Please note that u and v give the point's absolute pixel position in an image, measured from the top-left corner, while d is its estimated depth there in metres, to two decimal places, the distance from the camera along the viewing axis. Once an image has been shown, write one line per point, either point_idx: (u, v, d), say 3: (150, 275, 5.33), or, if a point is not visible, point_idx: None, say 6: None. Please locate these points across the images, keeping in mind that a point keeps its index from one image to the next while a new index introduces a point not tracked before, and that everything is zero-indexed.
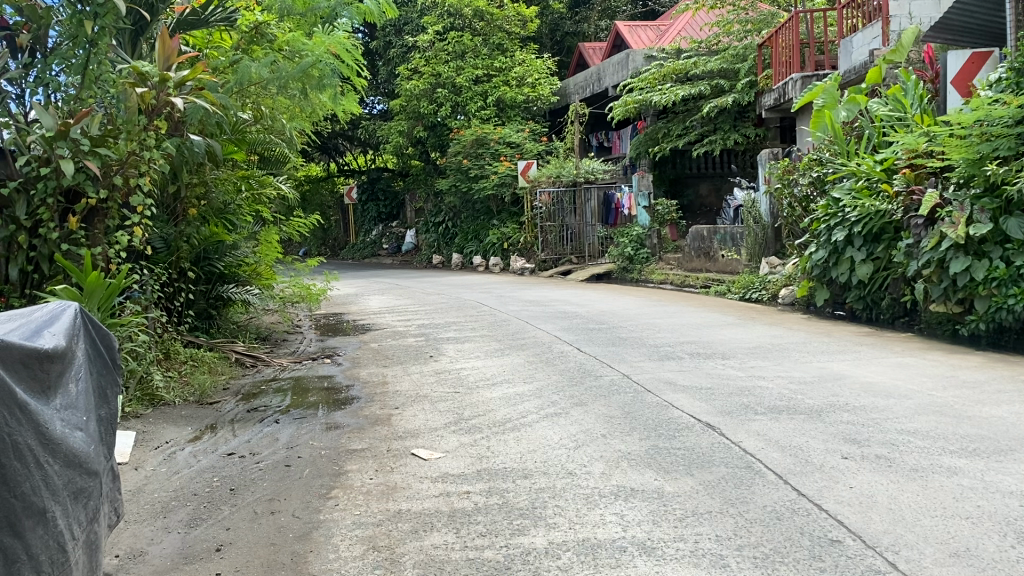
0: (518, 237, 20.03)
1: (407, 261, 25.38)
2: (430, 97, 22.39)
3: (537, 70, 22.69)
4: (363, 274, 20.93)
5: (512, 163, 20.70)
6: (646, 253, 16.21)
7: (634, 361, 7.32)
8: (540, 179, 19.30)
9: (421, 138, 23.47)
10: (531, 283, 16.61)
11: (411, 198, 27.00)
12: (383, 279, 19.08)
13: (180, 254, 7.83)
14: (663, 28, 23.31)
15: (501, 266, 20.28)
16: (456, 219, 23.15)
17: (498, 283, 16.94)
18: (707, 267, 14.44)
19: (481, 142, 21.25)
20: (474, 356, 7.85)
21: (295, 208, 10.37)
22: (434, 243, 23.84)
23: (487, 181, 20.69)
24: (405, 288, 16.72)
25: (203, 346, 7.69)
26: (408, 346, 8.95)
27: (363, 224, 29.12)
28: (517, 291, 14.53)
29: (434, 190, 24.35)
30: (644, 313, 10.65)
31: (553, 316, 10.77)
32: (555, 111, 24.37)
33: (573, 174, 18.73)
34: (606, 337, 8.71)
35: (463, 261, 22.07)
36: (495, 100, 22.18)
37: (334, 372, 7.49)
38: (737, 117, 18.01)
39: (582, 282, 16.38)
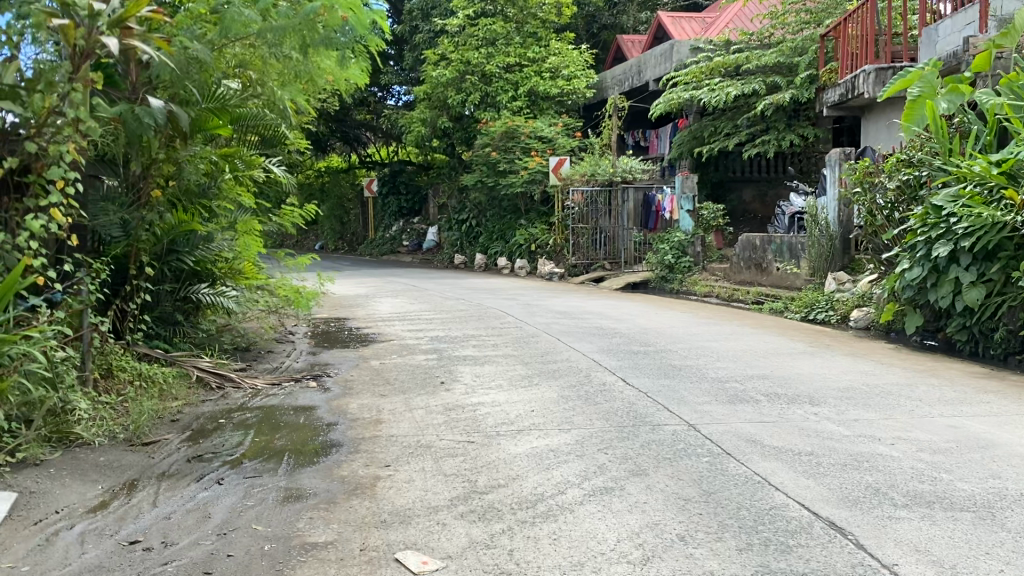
0: (547, 238, 18.46)
1: (428, 260, 23.87)
2: (457, 85, 20.88)
3: (572, 61, 21.12)
4: (378, 272, 19.45)
5: (543, 158, 19.11)
6: (689, 261, 14.53)
7: (695, 402, 5.72)
8: (572, 176, 17.68)
9: (447, 130, 21.98)
10: (560, 290, 15.05)
11: (433, 193, 25.51)
12: (399, 279, 17.61)
13: (141, 245, 6.46)
14: (709, 20, 21.65)
15: (527, 269, 18.74)
16: (481, 216, 21.64)
17: (524, 289, 15.39)
18: (758, 281, 12.79)
19: (511, 135, 19.69)
20: (493, 387, 6.28)
21: (290, 195, 8.86)
22: (456, 241, 22.36)
23: (516, 177, 19.12)
24: (422, 289, 15.20)
25: (158, 360, 6.28)
26: (416, 366, 7.38)
27: (383, 219, 27.65)
28: (546, 299, 12.98)
29: (458, 185, 22.86)
30: (696, 333, 9.03)
31: (588, 334, 9.17)
32: (590, 106, 22.76)
33: (609, 172, 17.13)
34: (656, 366, 7.13)
35: (487, 262, 20.57)
36: (528, 91, 20.63)
37: (318, 402, 5.95)
38: (792, 115, 16.20)
39: (616, 291, 14.80)
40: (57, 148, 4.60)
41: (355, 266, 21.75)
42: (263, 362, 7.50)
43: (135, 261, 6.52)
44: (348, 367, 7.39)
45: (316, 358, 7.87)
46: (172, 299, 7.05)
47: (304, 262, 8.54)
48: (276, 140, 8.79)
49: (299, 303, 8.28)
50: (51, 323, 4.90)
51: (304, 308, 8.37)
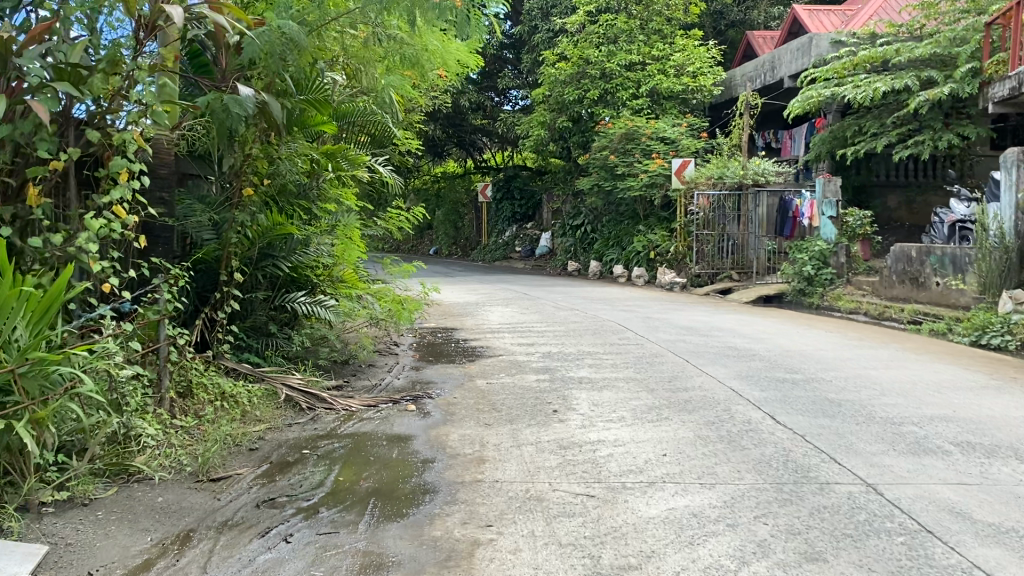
0: (668, 245, 17.35)
1: (541, 267, 23.09)
2: (576, 85, 20.02)
3: (699, 58, 19.95)
4: (490, 278, 18.80)
5: (666, 161, 17.98)
6: (830, 273, 13.20)
7: (868, 453, 4.67)
8: (698, 180, 16.57)
9: (564, 132, 21.15)
10: (684, 302, 13.96)
11: (548, 198, 24.77)
12: (511, 286, 16.90)
13: (231, 249, 5.90)
14: (851, 13, 20.01)
15: (646, 279, 17.65)
16: (596, 222, 20.73)
17: (644, 300, 14.35)
18: (914, 297, 11.45)
19: (632, 137, 18.64)
20: (614, 421, 5.38)
21: (397, 196, 8.20)
22: (571, 248, 21.51)
23: (635, 181, 18.05)
24: (535, 298, 14.39)
25: (246, 377, 5.68)
26: (526, 388, 6.55)
27: (496, 224, 27.06)
28: (669, 313, 11.94)
29: (574, 189, 22.04)
30: (850, 360, 7.84)
31: (721, 355, 8.12)
32: (717, 106, 21.48)
33: (739, 175, 15.92)
34: (810, 401, 6.05)
35: (602, 270, 19.60)
36: (650, 90, 19.57)
37: (416, 431, 5.19)
38: (950, 113, 14.50)
39: (745, 304, 13.59)
40: (122, 135, 4.09)
41: (466, 271, 21.19)
42: (362, 379, 6.82)
43: (226, 265, 5.96)
44: (452, 386, 6.63)
45: (417, 373, 7.16)
46: (266, 307, 6.46)
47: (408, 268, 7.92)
48: (384, 143, 8.30)
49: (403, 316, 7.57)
50: (118, 339, 4.37)
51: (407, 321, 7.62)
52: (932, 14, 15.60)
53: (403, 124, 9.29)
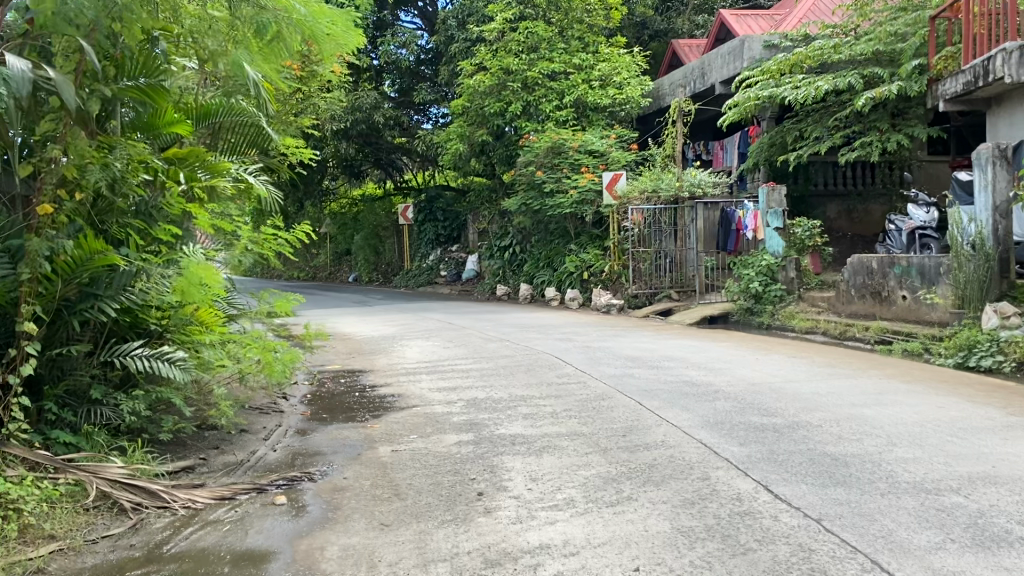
0: (601, 265, 16.07)
1: (467, 291, 21.62)
2: (497, 97, 18.63)
3: (624, 67, 18.87)
4: (411, 306, 17.15)
5: (595, 175, 16.69)
6: (780, 290, 12.10)
7: (918, 550, 3.30)
8: (630, 194, 15.34)
9: (485, 147, 19.74)
10: (624, 327, 12.62)
11: (474, 218, 23.33)
12: (432, 315, 15.29)
13: (29, 284, 4.37)
14: (778, 17, 19.24)
15: (580, 301, 16.30)
16: (525, 242, 19.43)
17: (580, 325, 12.94)
18: (877, 313, 10.40)
19: (558, 151, 17.26)
20: (559, 511, 3.89)
21: (275, 206, 6.74)
22: (498, 270, 20.12)
23: (564, 197, 16.69)
24: (460, 328, 12.87)
25: (40, 468, 3.98)
26: (442, 457, 5.03)
27: (419, 248, 25.46)
28: (610, 341, 10.55)
29: (499, 208, 20.71)
30: (831, 395, 6.54)
31: (679, 395, 6.74)
32: (646, 118, 20.41)
33: (674, 188, 14.76)
34: (806, 459, 4.67)
35: (533, 293, 18.18)
36: (574, 100, 18.38)
37: (278, 545, 3.60)
38: (896, 113, 13.62)
39: (691, 327, 12.33)
40: None
41: (387, 300, 19.48)
42: (223, 454, 5.17)
43: (24, 310, 4.40)
44: (345, 459, 5.05)
45: (303, 442, 5.56)
46: (89, 364, 4.83)
47: (281, 304, 6.42)
48: (256, 148, 6.86)
49: (271, 366, 5.90)
50: None
51: (275, 374, 5.95)
52: (866, 13, 14.74)
53: (282, 130, 7.71)
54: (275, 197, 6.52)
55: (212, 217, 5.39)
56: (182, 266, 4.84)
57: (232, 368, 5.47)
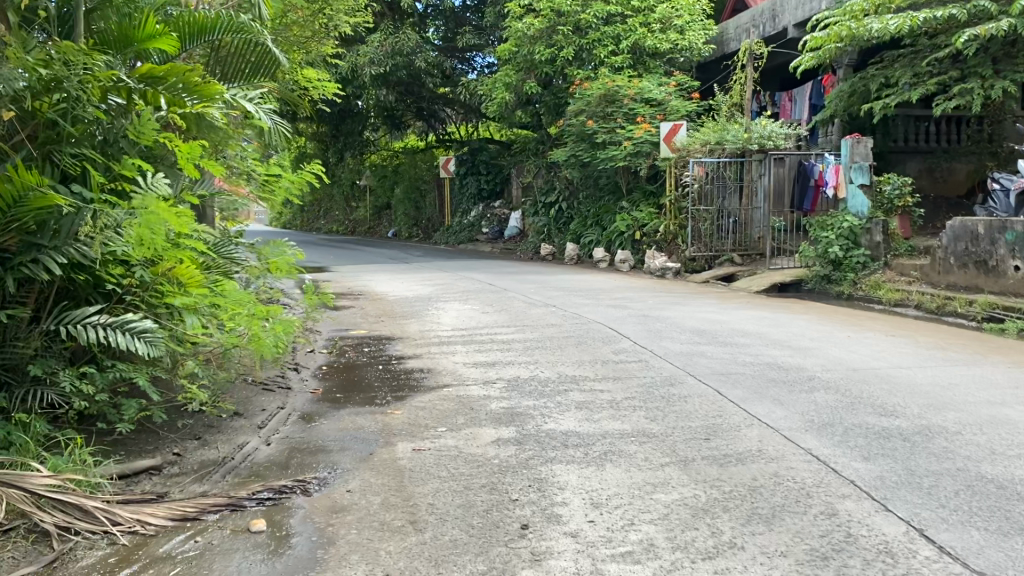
0: (655, 224, 14.78)
1: (510, 250, 20.49)
2: (548, 41, 17.21)
3: (686, 9, 17.29)
4: (449, 265, 16.04)
5: (653, 127, 15.28)
6: (864, 256, 10.76)
7: None
8: (690, 147, 13.97)
9: (533, 97, 18.37)
10: (684, 293, 11.37)
11: (518, 172, 22.13)
12: (471, 275, 14.15)
13: None
14: None
15: (632, 264, 15.04)
16: (573, 198, 18.18)
17: (634, 290, 11.73)
18: (981, 285, 9.05)
19: (612, 99, 15.85)
20: (636, 564, 2.77)
21: (274, 137, 5.72)
22: (543, 228, 18.91)
23: (618, 149, 15.35)
24: (500, 290, 11.74)
25: None
26: (476, 462, 3.94)
27: (460, 204, 24.31)
28: (669, 311, 9.35)
29: (546, 162, 19.41)
30: (957, 389, 5.31)
31: (764, 382, 5.56)
32: (706, 66, 18.87)
33: (742, 140, 13.35)
34: (963, 490, 3.47)
35: (579, 253, 16.96)
36: (632, 46, 16.87)
37: None
38: (1001, 57, 12.01)
39: (759, 296, 11.06)
40: None
41: (427, 257, 18.39)
42: (205, 449, 4.14)
43: None
44: (353, 461, 3.99)
45: (306, 433, 4.51)
46: (34, 333, 3.79)
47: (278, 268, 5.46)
48: (260, 72, 5.86)
49: (260, 341, 4.58)
50: None
51: (267, 353, 4.70)
52: None
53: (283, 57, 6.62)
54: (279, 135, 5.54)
55: (196, 153, 4.35)
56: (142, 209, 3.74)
57: (228, 342, 4.35)
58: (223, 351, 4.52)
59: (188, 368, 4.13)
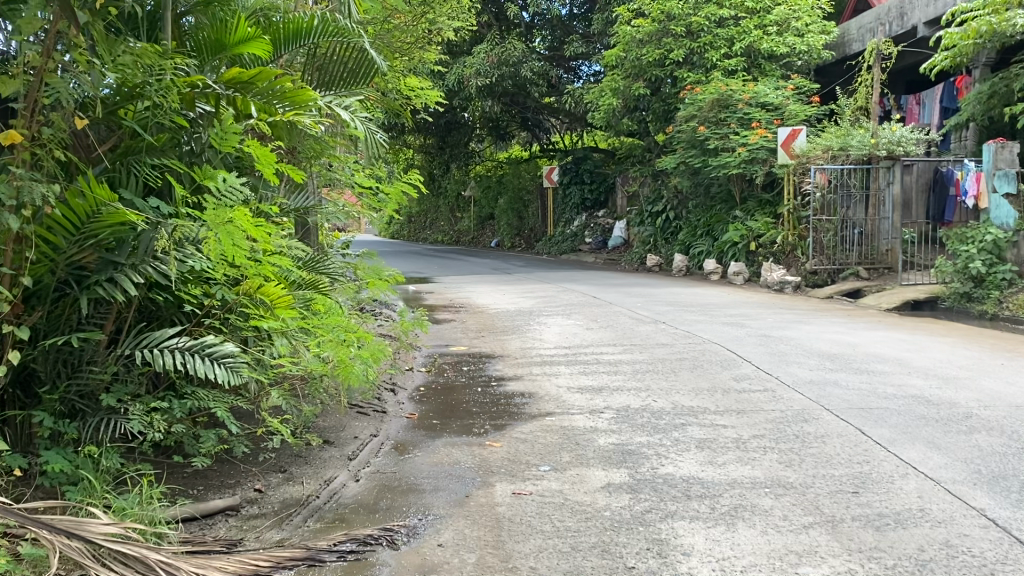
0: (770, 235, 13.96)
1: (614, 260, 19.93)
2: (657, 44, 16.56)
3: (805, 10, 16.35)
4: (552, 277, 15.61)
5: (769, 132, 14.45)
6: (1011, 271, 9.74)
7: None
8: (810, 154, 13.11)
9: (641, 104, 17.76)
10: (805, 310, 10.58)
11: (623, 181, 21.54)
12: (575, 287, 13.67)
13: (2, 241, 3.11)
14: None
15: (745, 276, 14.25)
16: (681, 207, 17.49)
17: (750, 306, 11.00)
18: None
19: (725, 104, 15.07)
20: None
21: (372, 143, 5.37)
22: (649, 238, 18.27)
23: (730, 157, 14.59)
24: (607, 304, 11.22)
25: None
26: (586, 513, 3.47)
27: (563, 213, 23.89)
28: (792, 330, 8.62)
29: (653, 171, 18.77)
30: None
31: (913, 421, 4.87)
32: (826, 68, 17.83)
33: (868, 145, 12.40)
34: None
35: (688, 265, 16.24)
36: (747, 48, 16.07)
37: None
38: None
39: (890, 314, 10.17)
40: None
41: (530, 268, 18.01)
42: (289, 485, 3.80)
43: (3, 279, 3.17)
44: (446, 505, 3.57)
45: (398, 467, 4.13)
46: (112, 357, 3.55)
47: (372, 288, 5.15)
48: (359, 81, 5.58)
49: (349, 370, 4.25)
50: None
51: (356, 381, 4.33)
52: None
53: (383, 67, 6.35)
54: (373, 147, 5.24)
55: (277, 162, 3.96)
56: (219, 223, 3.40)
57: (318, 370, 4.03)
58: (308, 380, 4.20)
59: (273, 398, 3.78)
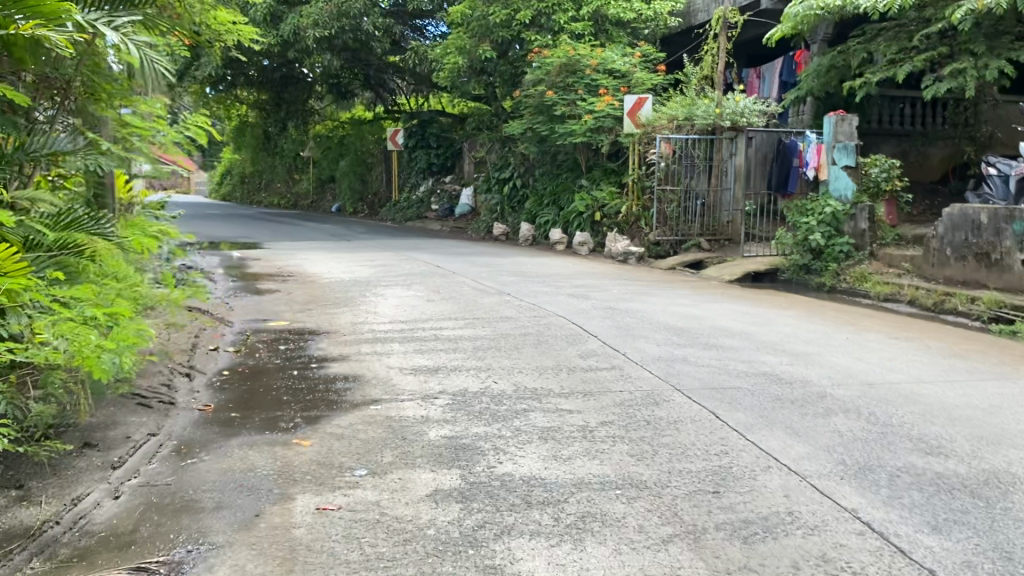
0: (615, 205, 13.75)
1: (461, 228, 19.32)
2: (504, 3, 15.97)
3: None
4: (394, 244, 14.79)
5: (616, 100, 14.16)
6: (848, 244, 9.86)
7: None
8: (656, 122, 12.92)
9: (487, 66, 17.10)
10: (650, 281, 10.35)
11: (470, 147, 20.91)
12: (416, 255, 12.94)
13: None
14: None
15: (590, 247, 13.99)
16: (528, 175, 17.10)
17: (596, 277, 10.66)
18: (982, 280, 8.22)
19: (573, 69, 14.65)
20: None
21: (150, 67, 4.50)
22: (496, 206, 17.78)
23: (577, 124, 14.23)
24: (448, 274, 10.57)
25: None
26: (405, 534, 2.80)
27: (409, 178, 23.00)
28: (638, 303, 8.29)
29: (500, 137, 18.24)
30: (1004, 416, 4.34)
31: (768, 404, 4.53)
32: (672, 40, 17.83)
33: (712, 116, 12.29)
34: None
35: (534, 235, 15.87)
36: (593, 13, 15.71)
37: None
38: (993, 35, 11.14)
39: (733, 286, 10.09)
40: None
41: (371, 235, 17.09)
42: (20, 508, 2.94)
43: None
44: (228, 530, 2.82)
45: (175, 477, 3.32)
46: None
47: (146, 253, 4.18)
48: (146, 3, 4.70)
49: (96, 366, 2.97)
50: None
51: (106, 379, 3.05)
52: None
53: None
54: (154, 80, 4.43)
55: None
56: None
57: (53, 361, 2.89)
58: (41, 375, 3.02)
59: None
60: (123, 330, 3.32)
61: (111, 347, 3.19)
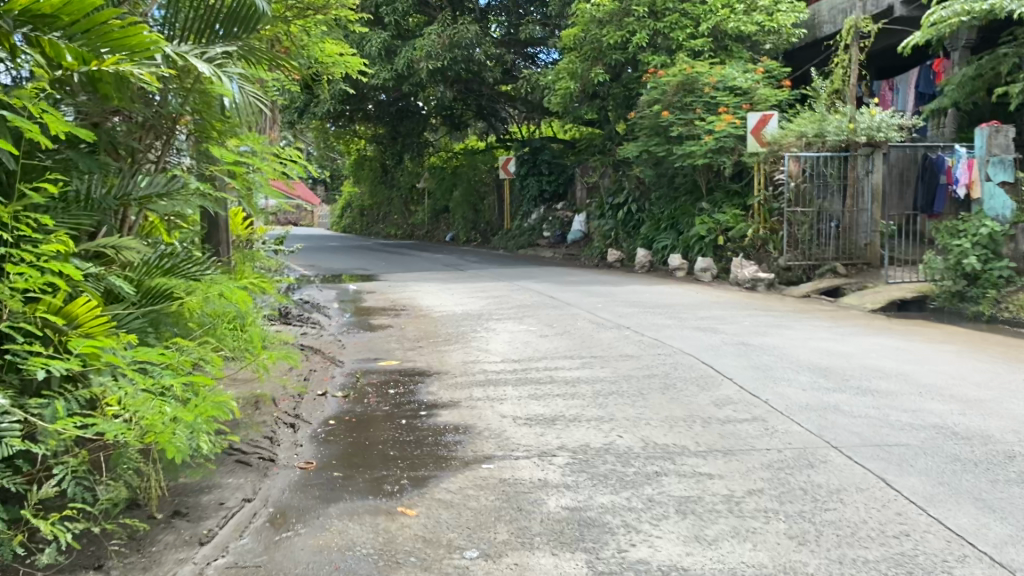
0: (738, 228, 12.97)
1: (574, 255, 18.84)
2: (618, 25, 15.48)
3: None
4: (506, 274, 14.43)
5: (738, 119, 13.41)
6: (1009, 268, 8.81)
7: None
8: (782, 141, 12.13)
9: (600, 90, 16.64)
10: (781, 311, 9.56)
11: (583, 172, 20.47)
12: (530, 286, 12.52)
13: None
14: None
15: (713, 273, 13.23)
16: (644, 200, 16.51)
17: (722, 307, 9.94)
18: None
19: (691, 88, 14.01)
20: None
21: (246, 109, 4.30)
22: (610, 232, 17.21)
23: (696, 145, 13.56)
24: (563, 306, 10.10)
25: None
26: None
27: (521, 206, 22.71)
28: (771, 338, 7.57)
29: (615, 161, 17.71)
30: None
31: (950, 468, 3.81)
32: (795, 54, 16.96)
33: (845, 131, 11.41)
34: None
35: (651, 261, 15.20)
36: (712, 30, 15.06)
37: None
38: None
39: (875, 315, 9.19)
40: None
41: (483, 264, 16.81)
42: None
43: None
44: None
45: (267, 556, 2.96)
46: None
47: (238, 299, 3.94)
48: (245, 30, 4.57)
49: (169, 444, 2.72)
50: None
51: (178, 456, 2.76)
52: None
53: (270, 26, 5.32)
54: (247, 115, 4.29)
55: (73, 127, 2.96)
56: None
57: (123, 437, 2.62)
58: (114, 451, 2.74)
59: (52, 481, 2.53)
60: (201, 404, 2.97)
61: (188, 421, 2.86)
